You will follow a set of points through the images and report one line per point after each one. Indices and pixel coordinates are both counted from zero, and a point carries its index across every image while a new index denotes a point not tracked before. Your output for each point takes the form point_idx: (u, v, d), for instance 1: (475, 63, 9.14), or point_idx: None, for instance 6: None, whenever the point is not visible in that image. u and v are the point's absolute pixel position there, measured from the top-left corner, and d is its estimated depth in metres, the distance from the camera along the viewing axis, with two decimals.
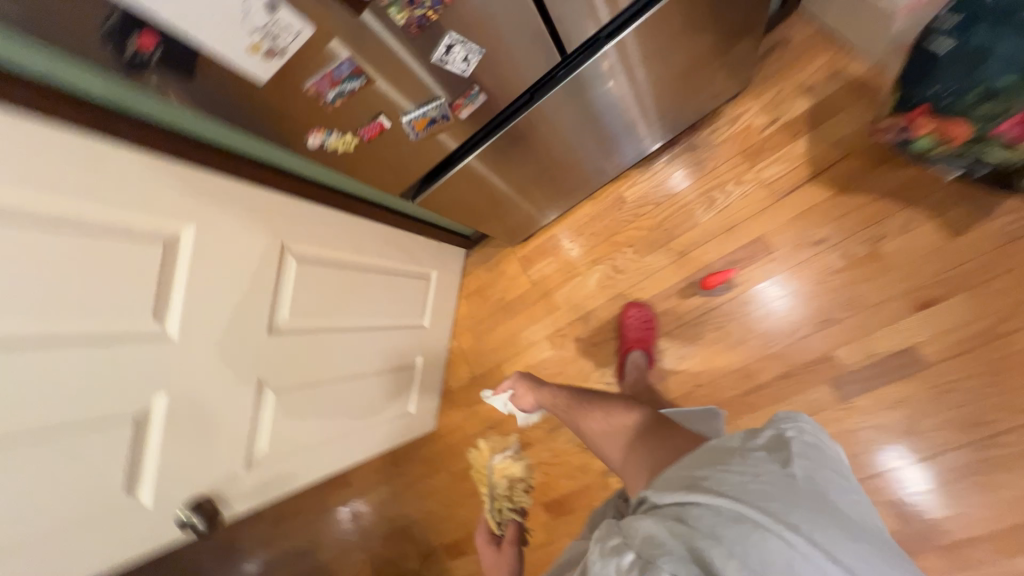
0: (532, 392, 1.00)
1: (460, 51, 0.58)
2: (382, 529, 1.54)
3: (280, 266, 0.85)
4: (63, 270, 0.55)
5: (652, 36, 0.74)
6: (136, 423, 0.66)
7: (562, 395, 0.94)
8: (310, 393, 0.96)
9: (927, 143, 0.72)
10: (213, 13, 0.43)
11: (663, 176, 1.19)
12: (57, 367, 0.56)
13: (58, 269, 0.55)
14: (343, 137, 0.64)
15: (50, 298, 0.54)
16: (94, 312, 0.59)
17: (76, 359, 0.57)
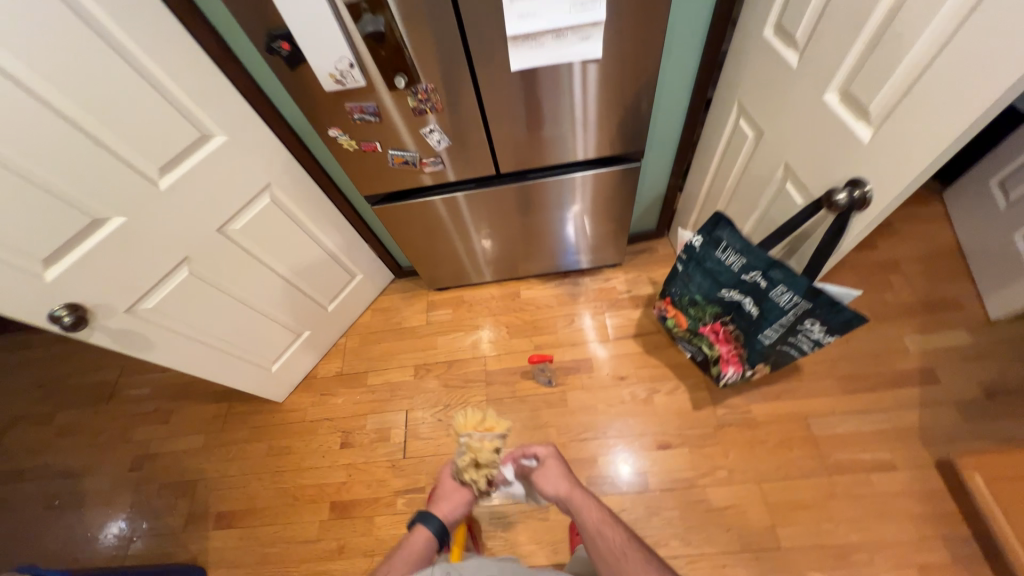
0: (562, 478, 1.03)
1: (437, 135, 1.00)
2: (173, 474, 1.53)
3: (257, 194, 1.15)
4: (134, 109, 0.85)
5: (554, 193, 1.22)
6: (87, 224, 0.88)
7: (601, 515, 0.95)
8: (210, 294, 1.17)
9: (672, 323, 1.15)
10: (320, 53, 0.81)
11: (551, 292, 1.62)
12: (81, 155, 0.81)
13: (131, 107, 0.85)
14: (349, 141, 1.01)
15: (113, 118, 0.83)
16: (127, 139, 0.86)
17: (94, 159, 0.83)
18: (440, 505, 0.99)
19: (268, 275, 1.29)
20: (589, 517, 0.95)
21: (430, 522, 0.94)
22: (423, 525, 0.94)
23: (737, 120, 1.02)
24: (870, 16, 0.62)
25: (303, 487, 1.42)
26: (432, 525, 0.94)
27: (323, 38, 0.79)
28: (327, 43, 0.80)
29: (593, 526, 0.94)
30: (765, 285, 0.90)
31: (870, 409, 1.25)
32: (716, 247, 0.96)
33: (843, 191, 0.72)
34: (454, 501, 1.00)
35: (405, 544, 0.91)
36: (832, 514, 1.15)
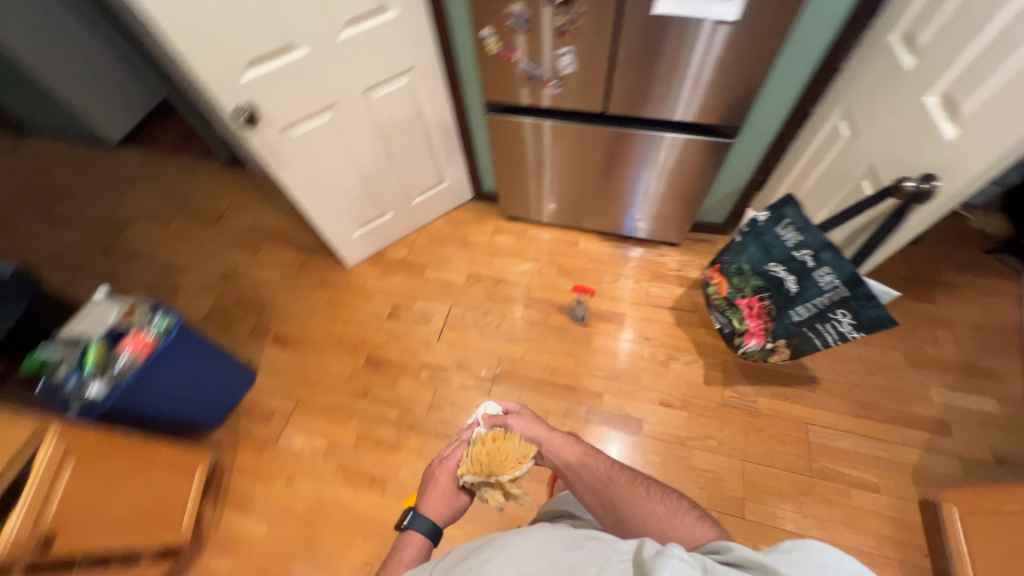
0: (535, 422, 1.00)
1: (567, 58, 1.15)
2: (248, 293, 1.80)
3: (400, 73, 1.34)
4: None
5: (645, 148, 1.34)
6: (281, 46, 1.09)
7: (583, 450, 0.93)
8: (335, 145, 1.39)
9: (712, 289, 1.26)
10: None
11: (606, 250, 1.76)
12: None
13: None
14: (493, 44, 1.17)
15: None
16: None
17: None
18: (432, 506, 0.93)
19: (382, 148, 1.50)
20: (569, 452, 0.93)
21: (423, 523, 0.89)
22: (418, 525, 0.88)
23: (838, 121, 1.10)
24: (989, 24, 0.70)
25: (348, 336, 1.66)
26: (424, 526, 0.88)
27: None
28: None
29: (580, 464, 0.91)
30: (812, 264, 0.99)
31: (872, 436, 1.30)
32: (778, 224, 1.05)
33: (914, 182, 0.80)
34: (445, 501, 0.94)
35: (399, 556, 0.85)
36: (801, 508, 1.22)
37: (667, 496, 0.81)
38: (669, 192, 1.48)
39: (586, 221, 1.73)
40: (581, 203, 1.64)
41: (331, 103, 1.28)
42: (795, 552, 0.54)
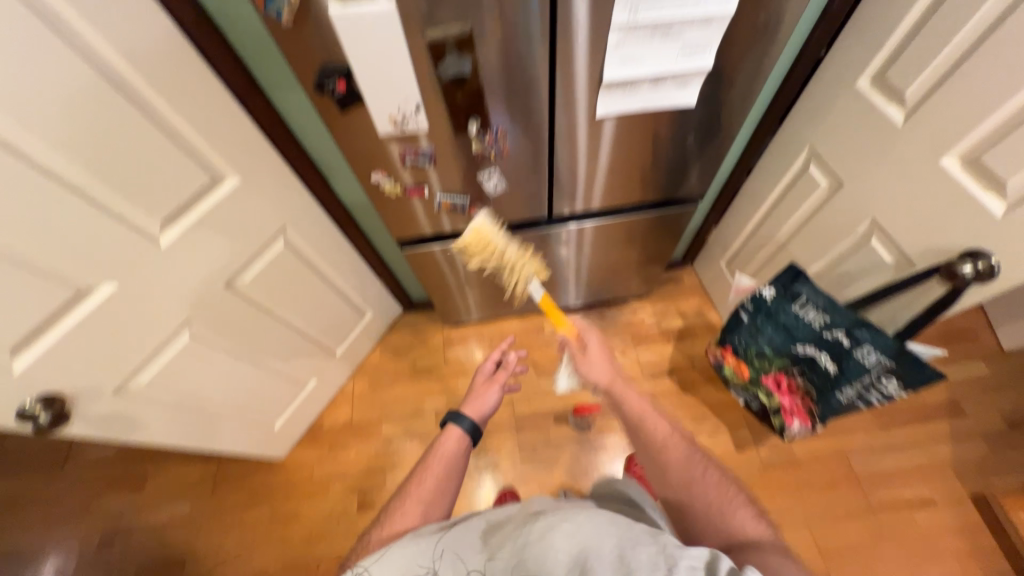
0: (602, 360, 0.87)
1: (494, 179, 0.88)
2: (148, 553, 1.30)
3: (268, 242, 0.96)
4: (121, 160, 0.66)
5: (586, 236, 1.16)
6: (53, 314, 0.68)
7: (643, 402, 0.79)
8: (208, 365, 0.98)
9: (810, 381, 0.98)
10: (378, 87, 0.64)
11: (577, 327, 1.55)
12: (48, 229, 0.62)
13: (120, 159, 0.65)
14: (393, 186, 0.85)
15: (98, 175, 0.64)
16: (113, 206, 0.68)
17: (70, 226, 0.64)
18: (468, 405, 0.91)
19: (277, 325, 1.11)
20: (635, 406, 0.78)
21: (463, 422, 0.84)
22: (456, 428, 0.83)
23: (809, 165, 0.96)
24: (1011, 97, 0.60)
25: (315, 559, 1.27)
26: (465, 423, 0.84)
27: (384, 63, 0.61)
28: (388, 76, 0.62)
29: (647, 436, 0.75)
30: (849, 344, 0.86)
31: (905, 444, 1.27)
32: (793, 302, 0.92)
33: (968, 265, 0.67)
34: (480, 400, 0.92)
35: (440, 451, 0.80)
36: (881, 557, 1.16)
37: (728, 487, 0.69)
38: (612, 257, 1.30)
39: (527, 300, 1.49)
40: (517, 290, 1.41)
41: (175, 336, 0.88)
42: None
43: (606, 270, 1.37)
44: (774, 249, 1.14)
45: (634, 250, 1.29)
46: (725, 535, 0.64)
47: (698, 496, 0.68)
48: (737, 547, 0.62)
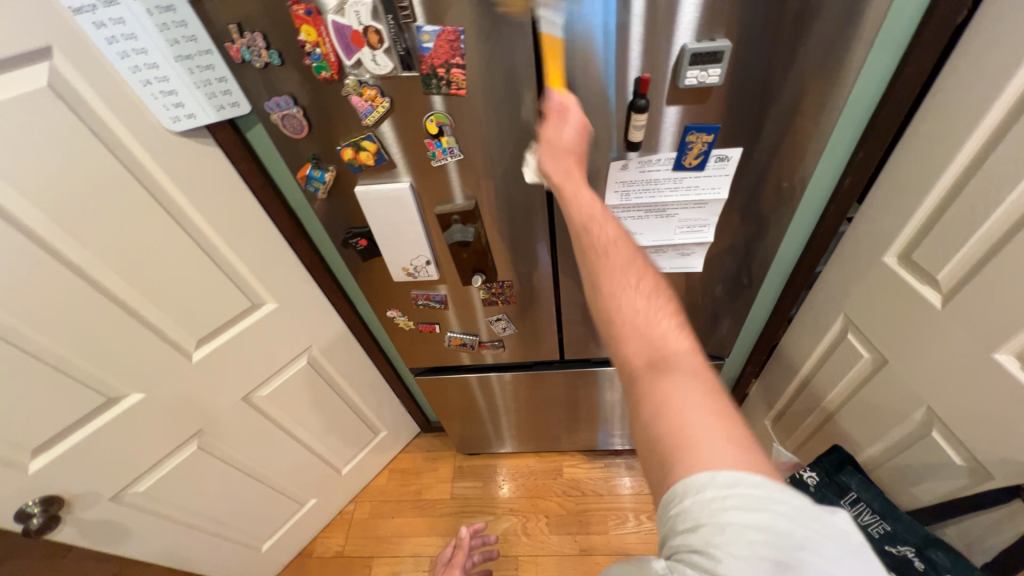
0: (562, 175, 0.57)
1: (503, 322, 0.90)
2: None
3: (293, 358, 1.03)
4: (176, 288, 0.77)
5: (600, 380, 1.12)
6: (81, 419, 0.75)
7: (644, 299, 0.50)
8: (208, 476, 0.99)
9: None
10: (392, 244, 0.73)
11: (600, 475, 1.41)
12: (98, 344, 0.72)
13: (175, 287, 0.77)
14: (405, 321, 0.91)
15: (152, 299, 0.75)
16: (157, 326, 0.78)
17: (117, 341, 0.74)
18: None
19: (288, 441, 1.13)
20: (620, 272, 0.51)
21: None
22: None
23: (845, 335, 0.88)
24: None
25: None
26: None
27: (397, 227, 0.70)
28: (401, 237, 0.72)
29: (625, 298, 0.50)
30: (923, 569, 0.68)
31: None
32: (841, 495, 0.77)
33: None
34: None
35: None
36: None
37: (637, 278, 0.51)
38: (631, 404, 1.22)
39: (543, 436, 1.40)
40: (531, 424, 1.34)
41: (186, 443, 0.92)
42: (798, 536, 0.34)
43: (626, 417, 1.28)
44: (821, 418, 1.00)
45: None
46: (650, 351, 0.47)
47: (630, 310, 0.49)
48: (660, 364, 0.46)
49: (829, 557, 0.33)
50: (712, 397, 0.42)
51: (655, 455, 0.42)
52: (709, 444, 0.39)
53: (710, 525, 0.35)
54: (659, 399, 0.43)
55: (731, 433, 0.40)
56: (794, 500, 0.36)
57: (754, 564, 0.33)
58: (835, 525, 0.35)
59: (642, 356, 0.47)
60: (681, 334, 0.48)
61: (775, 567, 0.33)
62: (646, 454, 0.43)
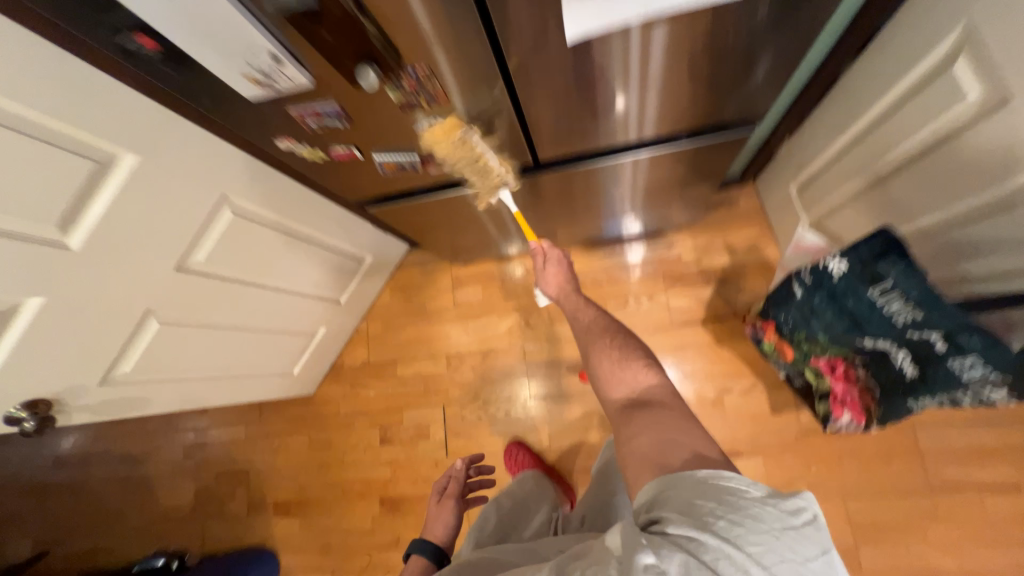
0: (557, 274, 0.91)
1: (442, 131, 0.64)
2: (218, 465, 1.55)
3: (213, 213, 0.85)
4: None
5: (592, 176, 0.90)
6: None
7: (624, 362, 0.72)
8: (193, 342, 0.97)
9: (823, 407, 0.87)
10: (213, 48, 0.51)
11: (601, 265, 1.36)
12: None
13: None
14: (312, 151, 0.68)
15: None
16: None
17: None
18: (426, 529, 0.80)
19: (264, 293, 1.06)
20: (608, 351, 0.74)
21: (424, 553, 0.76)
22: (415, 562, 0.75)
23: (952, 66, 0.58)
24: None
25: (346, 481, 1.42)
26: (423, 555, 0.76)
27: (191, 13, 0.47)
28: (210, 29, 0.48)
29: (609, 363, 0.73)
30: (943, 350, 0.62)
31: (1005, 420, 1.02)
32: (872, 285, 0.65)
33: None
34: (438, 515, 0.82)
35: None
36: (928, 538, 1.02)
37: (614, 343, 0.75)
38: (632, 194, 1.03)
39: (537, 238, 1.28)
40: (521, 231, 1.21)
41: (143, 323, 0.86)
42: (761, 516, 0.46)
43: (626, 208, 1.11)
44: (868, 183, 0.80)
45: (659, 184, 1.01)
46: (627, 393, 0.69)
47: (609, 371, 0.72)
48: (639, 405, 0.66)
49: (782, 533, 0.45)
50: (676, 419, 0.61)
51: (635, 460, 0.58)
52: (674, 445, 0.57)
53: (686, 501, 0.49)
54: (636, 427, 0.62)
55: (693, 444, 0.57)
56: (764, 490, 0.48)
57: (729, 530, 0.45)
58: (799, 509, 0.47)
59: (621, 396, 0.69)
60: (649, 373, 0.70)
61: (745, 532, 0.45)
62: (629, 458, 0.60)
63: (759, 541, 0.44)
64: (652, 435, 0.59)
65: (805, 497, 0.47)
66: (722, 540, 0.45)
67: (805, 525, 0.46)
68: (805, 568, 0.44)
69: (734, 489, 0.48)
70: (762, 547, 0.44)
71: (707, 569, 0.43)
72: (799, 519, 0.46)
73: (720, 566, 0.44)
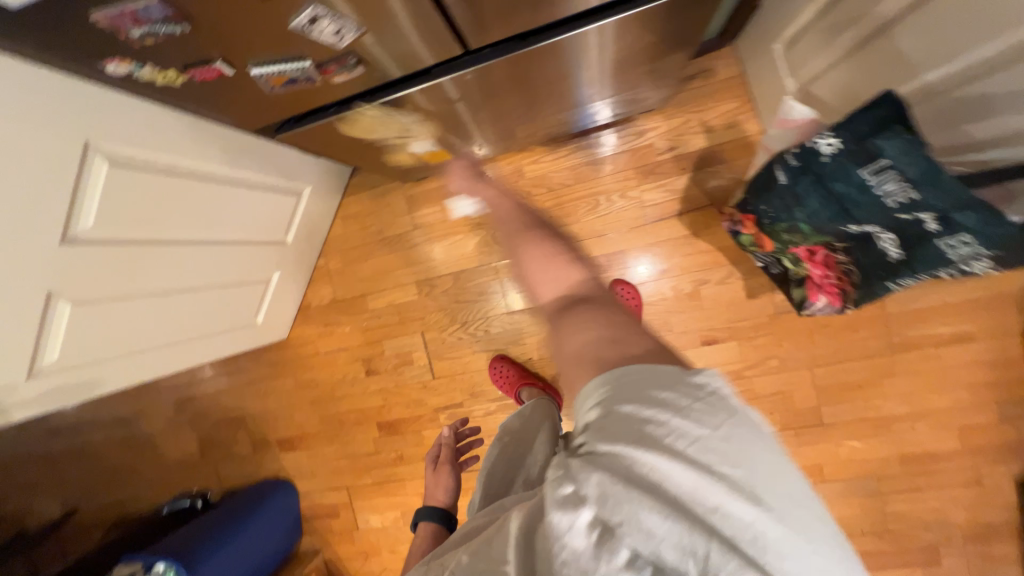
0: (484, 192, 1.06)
1: (328, 23, 0.48)
2: (211, 415, 1.56)
3: (83, 168, 0.68)
4: None
5: (543, 62, 0.73)
6: None
7: (556, 265, 0.68)
8: (122, 314, 0.87)
9: (799, 293, 0.85)
10: None
11: (567, 165, 1.23)
12: None
13: None
14: (162, 72, 0.52)
15: None
16: None
17: None
18: (430, 496, 0.84)
19: (191, 249, 0.93)
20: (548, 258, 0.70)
21: (433, 513, 0.79)
22: (427, 521, 0.78)
23: None
24: None
25: (341, 413, 1.46)
26: (432, 512, 0.79)
27: None
28: None
29: (541, 258, 0.70)
30: (935, 230, 0.57)
31: (969, 278, 1.04)
32: (866, 165, 0.57)
33: None
34: (437, 482, 0.86)
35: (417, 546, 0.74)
36: (884, 392, 1.11)
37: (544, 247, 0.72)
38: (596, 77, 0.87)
39: (493, 142, 1.13)
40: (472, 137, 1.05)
41: (52, 307, 0.74)
42: (684, 412, 0.43)
43: (589, 93, 0.95)
44: (869, 31, 0.67)
45: (625, 59, 0.84)
46: (565, 295, 0.65)
47: (541, 272, 0.69)
48: (574, 307, 0.62)
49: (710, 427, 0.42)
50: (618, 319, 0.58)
51: (568, 368, 0.55)
52: (613, 341, 0.53)
53: (612, 413, 0.45)
54: (567, 325, 0.59)
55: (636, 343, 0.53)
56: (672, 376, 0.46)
57: (659, 435, 0.42)
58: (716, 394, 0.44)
59: (556, 293, 0.66)
60: (578, 274, 0.68)
61: (673, 436, 0.42)
62: (563, 357, 0.57)
63: (686, 441, 0.41)
64: (586, 330, 0.56)
65: (710, 373, 0.46)
66: (646, 450, 0.41)
67: (715, 398, 0.44)
68: (722, 444, 0.42)
69: (644, 382, 0.46)
70: (677, 438, 0.42)
71: (624, 483, 0.40)
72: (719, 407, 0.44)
73: (634, 473, 0.41)
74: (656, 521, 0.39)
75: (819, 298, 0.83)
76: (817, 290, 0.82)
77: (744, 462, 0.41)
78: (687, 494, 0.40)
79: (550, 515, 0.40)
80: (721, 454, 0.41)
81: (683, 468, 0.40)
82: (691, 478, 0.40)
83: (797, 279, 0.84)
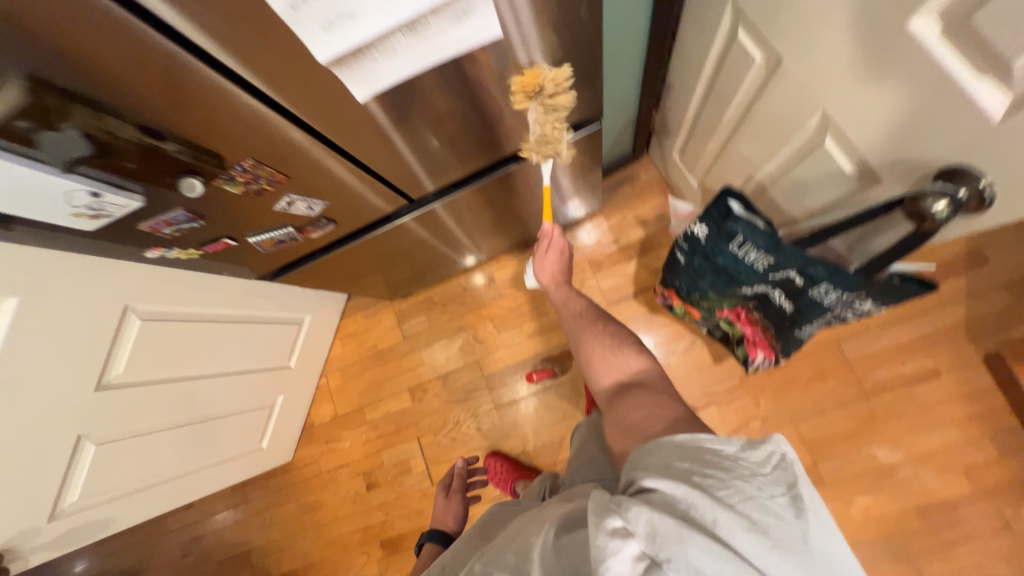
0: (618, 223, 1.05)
1: (302, 203, 0.68)
2: (217, 554, 1.54)
3: (120, 328, 0.85)
4: None
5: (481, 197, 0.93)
6: None
7: (610, 341, 0.73)
8: (139, 449, 0.97)
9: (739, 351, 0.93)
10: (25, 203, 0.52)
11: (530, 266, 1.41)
12: None
13: None
14: (184, 251, 0.71)
15: None
16: None
17: None
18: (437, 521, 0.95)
19: (204, 384, 1.06)
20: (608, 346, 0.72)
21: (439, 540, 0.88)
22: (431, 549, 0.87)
23: (736, 33, 0.65)
24: None
25: (344, 535, 1.44)
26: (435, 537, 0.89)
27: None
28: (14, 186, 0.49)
29: (600, 343, 0.73)
30: (802, 283, 0.68)
31: (911, 316, 1.11)
32: (730, 242, 0.70)
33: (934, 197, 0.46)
34: (447, 508, 0.97)
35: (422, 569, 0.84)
36: (874, 440, 1.11)
37: (602, 327, 0.75)
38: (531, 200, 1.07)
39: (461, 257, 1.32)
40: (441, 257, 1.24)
41: (80, 449, 0.85)
42: (734, 465, 0.44)
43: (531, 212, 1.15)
44: (722, 141, 0.87)
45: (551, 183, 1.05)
46: (615, 376, 0.68)
47: (596, 354, 0.72)
48: (622, 391, 0.65)
49: (757, 480, 0.42)
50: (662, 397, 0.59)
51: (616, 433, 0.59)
52: (679, 420, 0.54)
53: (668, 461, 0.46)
54: (622, 407, 0.61)
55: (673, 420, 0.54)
56: (734, 441, 0.45)
57: (704, 476, 0.43)
58: (771, 455, 0.44)
59: (611, 378, 0.68)
60: (639, 359, 0.69)
61: (717, 478, 0.43)
62: (618, 429, 0.60)
63: (733, 488, 0.42)
64: (639, 409, 0.59)
65: (777, 439, 0.45)
66: (690, 491, 0.42)
67: (772, 463, 0.44)
68: (785, 514, 0.41)
69: (696, 441, 0.47)
70: (735, 494, 0.41)
71: (676, 523, 0.40)
72: (773, 466, 0.44)
73: (687, 518, 0.41)
74: (705, 563, 0.38)
75: (757, 355, 0.91)
76: (754, 347, 0.91)
77: (794, 522, 0.40)
78: (741, 544, 0.39)
79: (595, 539, 0.40)
80: (781, 521, 0.40)
81: (730, 516, 0.40)
82: (746, 526, 0.40)
83: (735, 339, 0.93)
